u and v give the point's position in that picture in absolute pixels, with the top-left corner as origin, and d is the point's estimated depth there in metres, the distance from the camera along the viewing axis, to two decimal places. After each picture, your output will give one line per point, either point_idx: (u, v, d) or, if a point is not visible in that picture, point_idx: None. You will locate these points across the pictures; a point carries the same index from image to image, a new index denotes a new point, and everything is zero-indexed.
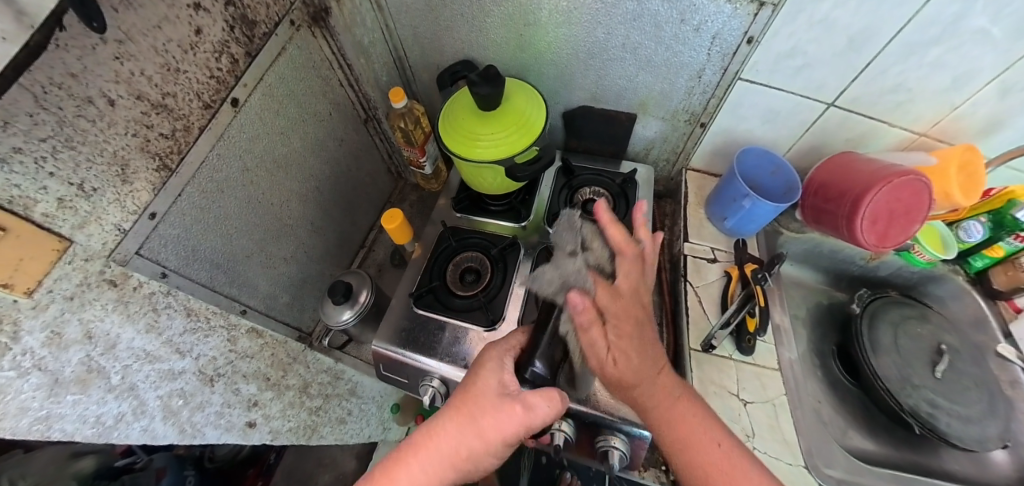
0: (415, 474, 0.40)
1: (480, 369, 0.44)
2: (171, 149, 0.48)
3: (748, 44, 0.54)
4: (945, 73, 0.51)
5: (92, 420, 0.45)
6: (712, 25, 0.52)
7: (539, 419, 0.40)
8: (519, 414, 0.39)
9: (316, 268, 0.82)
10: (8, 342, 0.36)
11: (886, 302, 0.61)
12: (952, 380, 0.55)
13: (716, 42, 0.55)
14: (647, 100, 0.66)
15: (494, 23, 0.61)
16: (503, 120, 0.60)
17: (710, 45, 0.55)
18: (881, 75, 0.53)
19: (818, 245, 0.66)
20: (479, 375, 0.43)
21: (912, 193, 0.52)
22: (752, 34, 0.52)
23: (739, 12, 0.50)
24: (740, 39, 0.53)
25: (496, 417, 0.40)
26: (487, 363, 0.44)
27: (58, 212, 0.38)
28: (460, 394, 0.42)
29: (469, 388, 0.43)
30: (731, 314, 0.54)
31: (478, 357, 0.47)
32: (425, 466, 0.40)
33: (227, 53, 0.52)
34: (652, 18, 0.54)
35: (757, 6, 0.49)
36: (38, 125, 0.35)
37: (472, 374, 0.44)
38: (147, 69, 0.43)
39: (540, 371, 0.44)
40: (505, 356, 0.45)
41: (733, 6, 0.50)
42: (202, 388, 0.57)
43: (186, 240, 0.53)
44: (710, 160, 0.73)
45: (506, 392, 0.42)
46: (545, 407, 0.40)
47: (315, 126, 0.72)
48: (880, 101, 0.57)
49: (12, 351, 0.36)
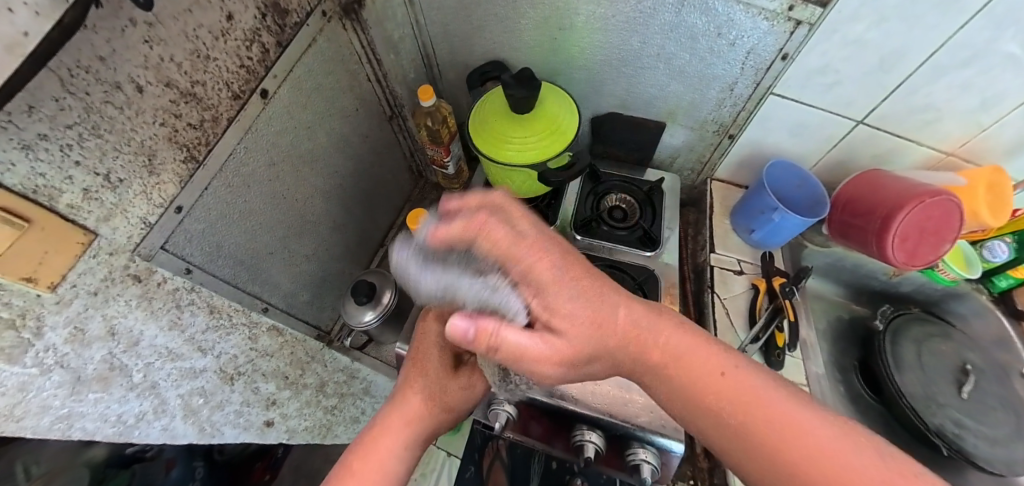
0: (393, 451, 0.43)
1: (434, 351, 0.46)
2: (199, 141, 0.47)
3: (782, 60, 0.54)
4: (974, 95, 0.51)
5: (113, 419, 0.44)
6: (748, 40, 0.53)
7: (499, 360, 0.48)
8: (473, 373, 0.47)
9: (335, 266, 0.81)
10: (31, 338, 0.34)
11: (908, 318, 0.61)
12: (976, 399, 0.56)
13: (750, 57, 0.55)
14: (676, 109, 0.66)
15: (528, 25, 0.60)
16: (535, 123, 0.60)
17: (744, 59, 0.55)
18: (912, 95, 0.53)
19: (841, 259, 0.67)
20: (434, 354, 0.46)
21: (942, 213, 0.52)
22: (787, 51, 0.52)
23: (775, 29, 0.50)
24: (774, 55, 0.53)
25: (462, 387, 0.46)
26: (435, 343, 0.47)
27: (83, 203, 0.36)
28: (425, 374, 0.45)
29: (430, 371, 0.45)
30: (759, 330, 0.55)
31: (418, 335, 0.48)
32: (401, 443, 0.43)
33: (258, 42, 0.51)
34: (688, 30, 0.54)
35: (794, 23, 0.49)
36: (64, 110, 0.33)
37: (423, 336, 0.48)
38: (176, 56, 0.41)
39: None
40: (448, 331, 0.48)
41: (769, 23, 0.50)
42: (222, 386, 0.56)
43: (209, 235, 0.52)
44: (736, 172, 0.72)
45: (456, 351, 0.47)
46: None
47: (341, 121, 0.71)
48: (911, 119, 0.57)
49: (35, 348, 0.35)
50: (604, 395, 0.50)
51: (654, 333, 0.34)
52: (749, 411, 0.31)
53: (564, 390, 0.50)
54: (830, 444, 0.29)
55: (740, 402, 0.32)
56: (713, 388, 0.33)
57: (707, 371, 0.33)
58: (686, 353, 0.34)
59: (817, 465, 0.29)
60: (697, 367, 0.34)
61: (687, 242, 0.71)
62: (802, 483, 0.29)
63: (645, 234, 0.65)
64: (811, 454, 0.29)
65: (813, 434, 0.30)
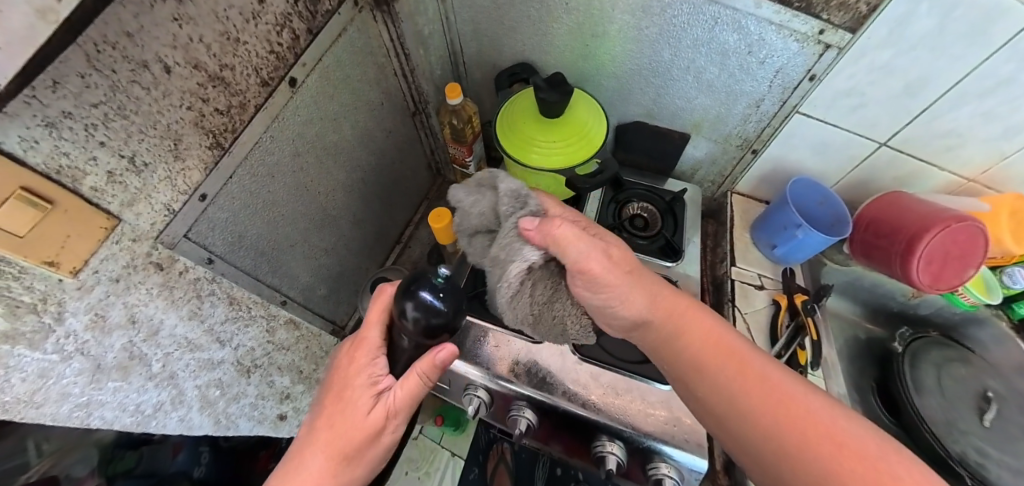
0: None
1: (344, 384, 0.43)
2: (226, 127, 0.45)
3: (810, 81, 0.53)
4: (995, 125, 0.50)
5: (131, 408, 0.45)
6: (777, 59, 0.53)
7: (414, 389, 0.43)
8: (387, 401, 0.42)
9: (353, 262, 0.81)
10: (52, 323, 0.34)
11: (926, 342, 0.63)
12: (994, 426, 0.57)
13: (777, 76, 0.55)
14: (701, 121, 0.66)
15: (561, 30, 0.60)
16: (561, 129, 0.59)
17: (771, 78, 0.55)
18: (934, 121, 0.52)
19: (859, 278, 0.68)
20: (344, 386, 0.43)
21: (968, 238, 0.52)
22: (815, 72, 0.52)
23: (804, 51, 0.50)
24: (802, 75, 0.53)
25: (364, 428, 0.41)
26: (348, 373, 0.44)
27: (107, 186, 0.35)
28: (330, 415, 0.42)
29: (336, 411, 0.42)
30: (780, 348, 0.57)
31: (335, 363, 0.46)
32: None
33: (289, 28, 0.49)
34: (719, 47, 0.53)
35: (823, 46, 0.49)
36: (90, 88, 0.30)
37: (338, 370, 0.45)
38: (206, 36, 0.39)
39: (433, 299, 0.40)
40: (364, 359, 0.44)
41: (799, 45, 0.50)
42: (239, 379, 0.58)
43: (232, 226, 0.51)
44: (757, 186, 0.72)
45: (373, 378, 0.43)
46: (426, 368, 0.42)
47: (366, 115, 0.70)
48: (931, 144, 0.55)
49: (55, 334, 0.35)
50: (627, 407, 0.50)
51: (688, 326, 0.42)
52: (766, 395, 0.36)
53: (587, 399, 0.50)
54: (828, 424, 0.34)
55: (759, 383, 0.37)
56: (736, 372, 0.38)
57: (735, 359, 0.39)
58: (714, 343, 0.40)
59: (817, 434, 0.34)
60: (727, 355, 0.39)
61: (706, 253, 0.72)
62: (811, 455, 0.33)
63: (667, 245, 0.66)
64: (816, 431, 0.34)
65: (823, 421, 0.34)
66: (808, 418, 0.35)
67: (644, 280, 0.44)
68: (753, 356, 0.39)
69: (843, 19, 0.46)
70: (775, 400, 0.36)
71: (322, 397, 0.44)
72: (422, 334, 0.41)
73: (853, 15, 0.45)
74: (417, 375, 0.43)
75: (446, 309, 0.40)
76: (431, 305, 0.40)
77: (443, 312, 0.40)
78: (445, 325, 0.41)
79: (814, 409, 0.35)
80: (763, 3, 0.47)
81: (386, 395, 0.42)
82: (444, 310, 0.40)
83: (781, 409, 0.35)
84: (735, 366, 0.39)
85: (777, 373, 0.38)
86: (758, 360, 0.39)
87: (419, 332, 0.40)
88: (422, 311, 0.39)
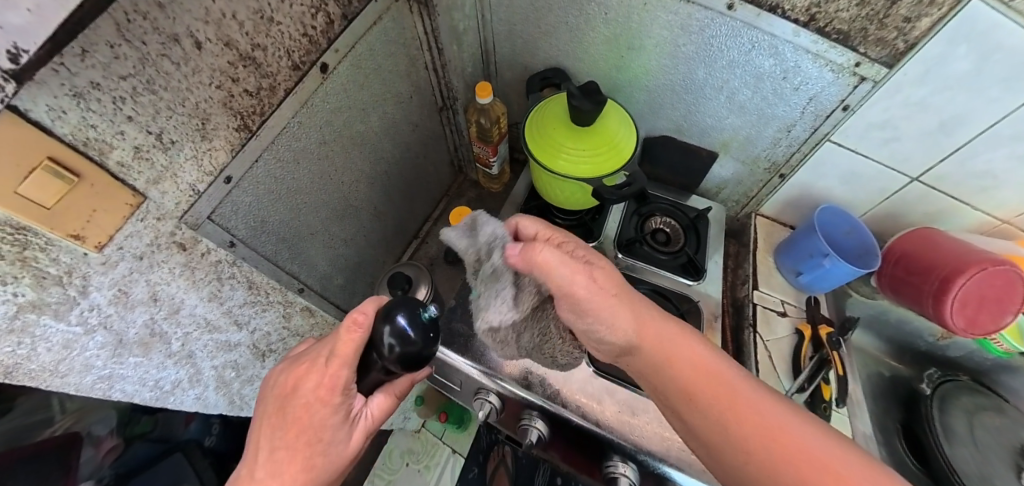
0: None
1: (310, 428, 0.39)
2: (254, 110, 0.45)
3: (843, 111, 0.52)
4: None
5: (150, 384, 0.47)
6: (811, 86, 0.51)
7: (382, 413, 0.45)
8: (361, 427, 0.43)
9: (371, 254, 0.82)
10: (77, 296, 0.35)
11: (957, 386, 0.62)
12: None
13: (811, 103, 0.53)
14: (730, 141, 0.64)
15: (596, 37, 0.59)
16: (591, 138, 0.58)
17: (804, 105, 0.53)
18: (970, 162, 0.50)
19: (884, 313, 0.66)
20: (311, 428, 0.39)
21: (1005, 282, 0.50)
22: (849, 103, 0.51)
23: (839, 81, 0.49)
24: (835, 105, 0.52)
25: (337, 462, 0.41)
26: (314, 415, 0.39)
27: (134, 162, 0.35)
28: (297, 459, 0.38)
29: (303, 454, 0.39)
30: (804, 381, 0.55)
31: (287, 399, 0.39)
32: None
33: (323, 12, 0.49)
34: (754, 70, 0.52)
35: (858, 78, 0.47)
36: (119, 59, 0.30)
37: (303, 410, 0.38)
38: (240, 14, 0.39)
39: (408, 323, 0.37)
40: (335, 401, 0.39)
41: (834, 75, 0.48)
42: (254, 361, 0.61)
43: (255, 211, 0.52)
44: (782, 210, 0.70)
45: (347, 409, 0.41)
46: (403, 387, 0.46)
47: (395, 107, 0.70)
48: (968, 184, 0.53)
49: (80, 306, 0.36)
50: (641, 428, 0.49)
51: (679, 355, 0.39)
52: (771, 445, 0.34)
53: (601, 416, 0.50)
54: (821, 458, 0.33)
55: (753, 418, 0.35)
56: (732, 409, 0.36)
57: (725, 389, 0.37)
58: (707, 374, 0.38)
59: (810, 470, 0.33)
60: (720, 387, 0.37)
61: (727, 274, 0.71)
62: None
63: (689, 262, 0.65)
64: (809, 465, 0.33)
65: (817, 452, 0.34)
66: (800, 451, 0.34)
67: (632, 309, 0.41)
68: (753, 394, 0.37)
69: (879, 53, 0.44)
70: (791, 455, 0.34)
71: (285, 439, 0.38)
72: (393, 360, 0.37)
73: (891, 51, 0.44)
74: (389, 399, 0.45)
75: (422, 334, 0.38)
76: (403, 330, 0.37)
77: (419, 337, 0.37)
78: (422, 354, 0.38)
79: (806, 443, 0.34)
80: (802, 32, 0.45)
81: (357, 426, 0.42)
82: (422, 338, 0.37)
83: (772, 443, 0.34)
84: (729, 400, 0.36)
85: (783, 416, 0.36)
86: (757, 396, 0.37)
87: (394, 362, 0.37)
88: (398, 338, 0.36)
